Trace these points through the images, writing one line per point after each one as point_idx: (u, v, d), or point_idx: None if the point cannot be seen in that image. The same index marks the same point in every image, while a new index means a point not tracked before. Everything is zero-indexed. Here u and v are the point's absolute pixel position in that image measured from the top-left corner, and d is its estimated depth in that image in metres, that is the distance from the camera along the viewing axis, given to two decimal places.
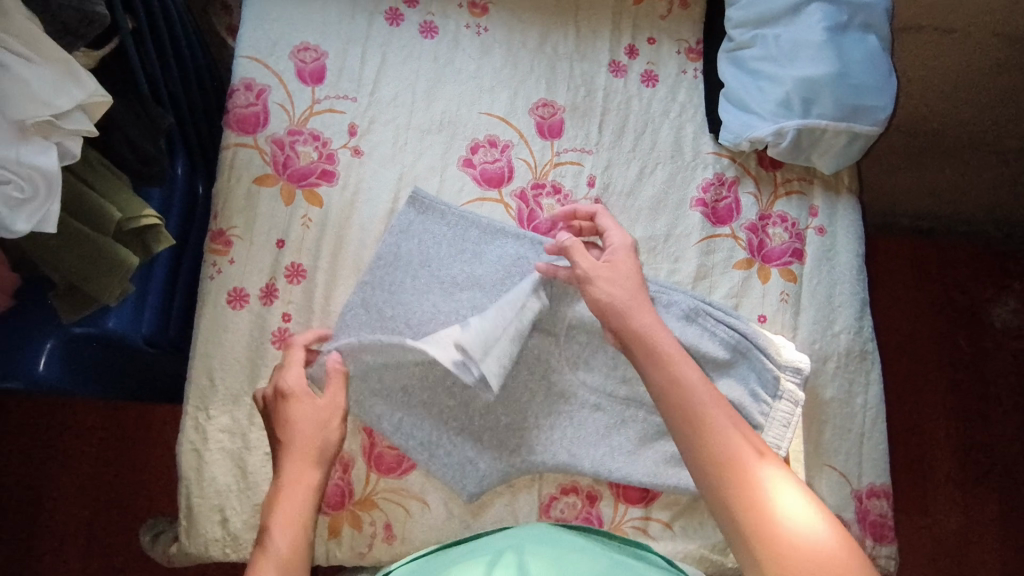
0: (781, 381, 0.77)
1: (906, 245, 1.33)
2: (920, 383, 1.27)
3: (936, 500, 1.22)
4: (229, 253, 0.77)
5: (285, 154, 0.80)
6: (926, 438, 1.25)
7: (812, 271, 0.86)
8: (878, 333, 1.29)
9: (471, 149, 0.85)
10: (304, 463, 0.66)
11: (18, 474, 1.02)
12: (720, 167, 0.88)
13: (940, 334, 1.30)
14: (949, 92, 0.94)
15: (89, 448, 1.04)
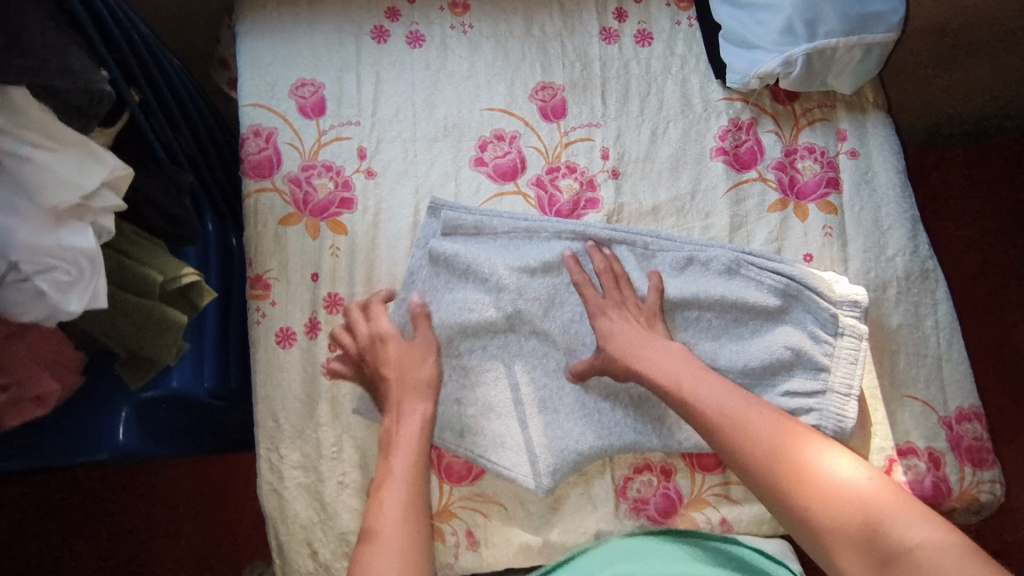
0: (840, 318, 0.74)
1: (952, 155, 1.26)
2: (997, 293, 1.20)
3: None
4: (270, 295, 0.80)
5: (303, 191, 0.82)
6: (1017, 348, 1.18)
7: (852, 198, 0.82)
8: (940, 250, 1.23)
9: (480, 147, 0.85)
10: (412, 410, 0.72)
11: (124, 538, 1.08)
12: (734, 113, 0.85)
13: (1006, 238, 1.22)
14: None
15: (182, 503, 1.10)
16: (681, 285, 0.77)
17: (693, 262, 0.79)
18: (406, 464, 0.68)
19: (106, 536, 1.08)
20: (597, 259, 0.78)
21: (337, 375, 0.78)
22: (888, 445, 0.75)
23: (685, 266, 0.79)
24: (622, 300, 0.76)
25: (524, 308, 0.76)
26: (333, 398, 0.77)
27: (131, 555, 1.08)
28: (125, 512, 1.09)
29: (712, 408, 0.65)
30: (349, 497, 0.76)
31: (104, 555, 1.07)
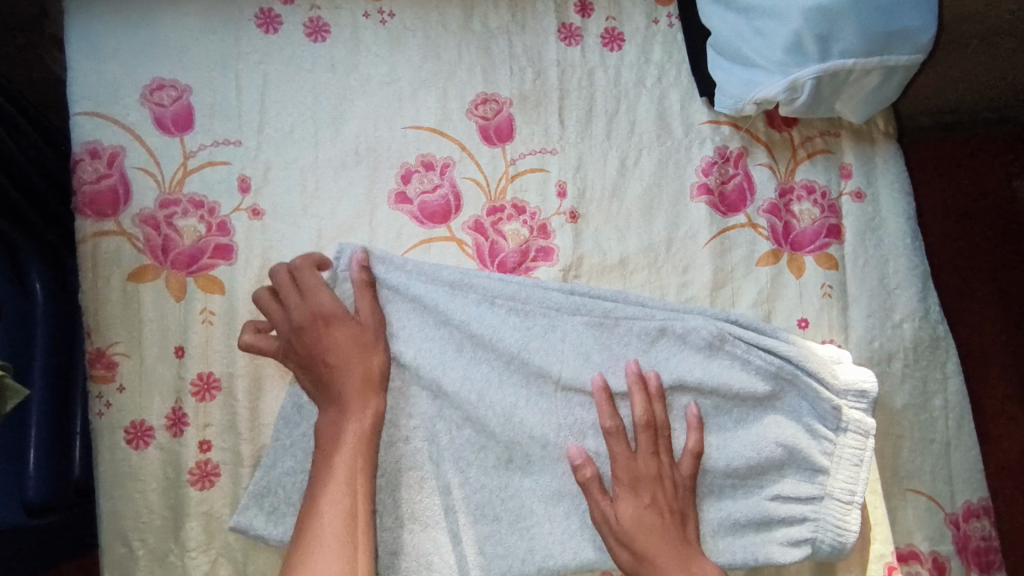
0: (844, 411, 0.60)
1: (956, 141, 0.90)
2: None
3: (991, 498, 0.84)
4: (117, 378, 0.60)
5: (163, 236, 0.61)
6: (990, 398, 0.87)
7: (856, 250, 0.68)
8: None
9: (402, 178, 0.66)
10: (361, 407, 0.57)
11: None
12: (721, 140, 0.69)
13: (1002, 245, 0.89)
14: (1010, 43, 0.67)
15: None
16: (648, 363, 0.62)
17: (670, 334, 0.63)
18: (348, 474, 0.55)
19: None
20: (639, 404, 0.60)
21: (211, 483, 0.59)
22: (887, 550, 0.63)
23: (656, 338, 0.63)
24: (660, 472, 0.60)
25: (453, 391, 0.61)
26: (206, 514, 0.59)
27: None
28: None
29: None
30: None
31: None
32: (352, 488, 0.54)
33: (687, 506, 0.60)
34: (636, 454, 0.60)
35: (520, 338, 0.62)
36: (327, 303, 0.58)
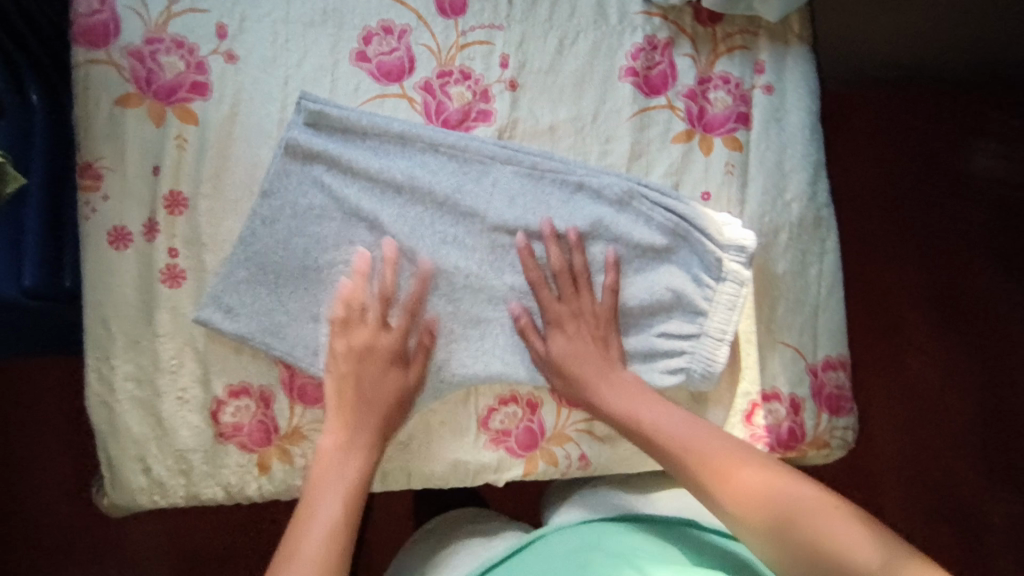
0: (724, 262, 0.70)
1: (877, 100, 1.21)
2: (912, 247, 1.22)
3: (882, 375, 1.19)
4: (101, 187, 0.69)
5: (147, 69, 0.70)
6: (898, 303, 1.20)
7: (759, 137, 0.78)
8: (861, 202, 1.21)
9: (364, 39, 0.74)
10: (347, 423, 0.69)
11: None
12: (651, 30, 0.77)
13: (914, 188, 1.22)
14: None
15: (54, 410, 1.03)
16: (561, 212, 0.72)
17: (585, 189, 0.73)
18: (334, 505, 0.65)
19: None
20: (553, 253, 0.71)
21: (179, 284, 0.70)
22: (753, 389, 0.75)
23: (574, 188, 0.73)
24: (579, 307, 0.72)
25: (393, 225, 0.72)
26: (174, 309, 0.70)
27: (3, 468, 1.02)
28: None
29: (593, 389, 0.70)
30: (190, 414, 0.70)
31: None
32: (340, 524, 0.64)
33: (608, 334, 0.72)
34: (558, 296, 0.72)
35: (461, 181, 0.72)
36: (299, 141, 0.70)
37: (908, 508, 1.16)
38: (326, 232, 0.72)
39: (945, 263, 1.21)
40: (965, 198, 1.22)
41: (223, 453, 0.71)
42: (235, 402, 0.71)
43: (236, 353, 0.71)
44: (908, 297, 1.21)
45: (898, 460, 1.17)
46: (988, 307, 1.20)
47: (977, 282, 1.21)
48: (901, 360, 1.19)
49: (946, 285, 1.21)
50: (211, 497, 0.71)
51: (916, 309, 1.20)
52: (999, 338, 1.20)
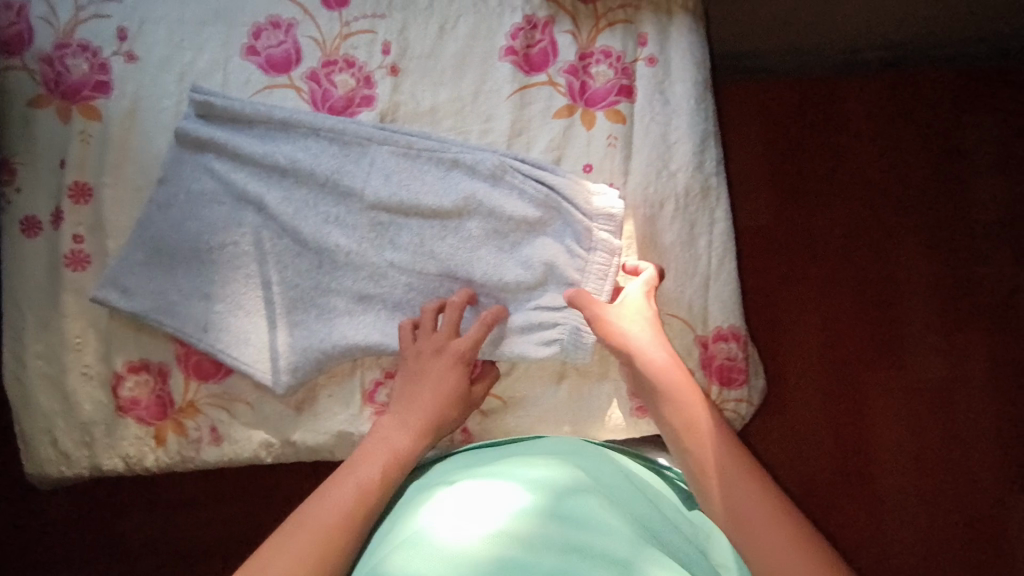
0: (593, 231, 0.70)
1: (859, 79, 1.08)
2: (883, 239, 1.06)
3: (881, 386, 1.03)
4: (15, 181, 0.76)
5: (56, 71, 0.77)
6: (876, 300, 1.04)
7: (642, 109, 0.77)
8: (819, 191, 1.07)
9: (254, 35, 0.79)
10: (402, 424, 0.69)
11: None
12: (530, 9, 0.79)
13: (897, 170, 1.07)
14: None
15: None
16: (436, 188, 0.75)
17: (460, 166, 0.75)
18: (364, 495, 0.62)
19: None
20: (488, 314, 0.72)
21: (83, 267, 0.76)
22: None
23: (449, 163, 0.75)
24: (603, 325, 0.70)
25: (278, 207, 0.76)
26: (78, 291, 0.75)
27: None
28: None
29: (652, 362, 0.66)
30: (94, 389, 0.75)
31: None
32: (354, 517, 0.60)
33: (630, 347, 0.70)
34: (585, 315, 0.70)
35: (342, 164, 0.76)
36: (190, 132, 0.76)
37: (909, 532, 1.01)
38: (215, 216, 0.76)
39: (956, 257, 1.05)
40: (975, 182, 1.06)
41: (122, 425, 0.75)
42: (134, 377, 0.75)
43: (135, 334, 0.76)
44: (914, 295, 1.04)
45: (905, 475, 1.01)
46: (978, 303, 1.04)
47: (1002, 274, 1.04)
48: (905, 366, 1.03)
49: (959, 278, 1.04)
50: (112, 468, 0.75)
51: (925, 310, 1.04)
52: (990, 340, 1.03)
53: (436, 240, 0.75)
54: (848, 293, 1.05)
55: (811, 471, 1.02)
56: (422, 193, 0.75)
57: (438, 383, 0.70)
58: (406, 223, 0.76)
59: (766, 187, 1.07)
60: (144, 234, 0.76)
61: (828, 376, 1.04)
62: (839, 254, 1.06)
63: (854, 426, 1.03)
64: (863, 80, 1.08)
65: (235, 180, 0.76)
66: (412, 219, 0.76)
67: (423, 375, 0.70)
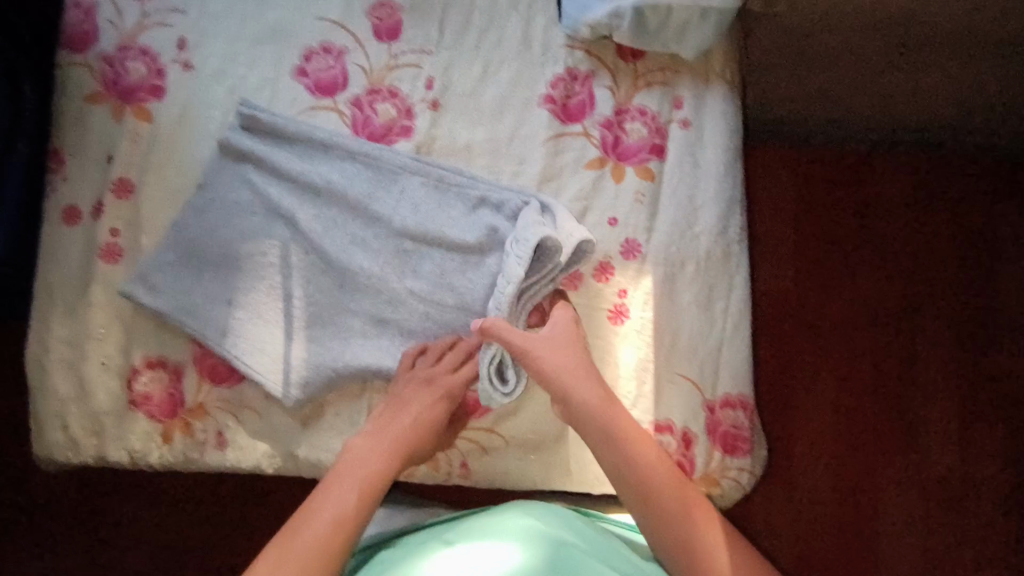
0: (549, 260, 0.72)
1: (894, 158, 1.15)
2: (908, 315, 1.11)
3: (891, 464, 1.07)
4: (63, 170, 0.79)
5: (115, 72, 0.80)
6: (898, 372, 1.10)
7: (671, 169, 0.79)
8: (851, 262, 1.12)
9: (304, 57, 0.81)
10: (365, 448, 0.72)
11: None
12: (573, 62, 0.81)
13: (928, 250, 1.13)
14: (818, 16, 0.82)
15: None
16: (462, 224, 0.77)
17: (488, 205, 0.77)
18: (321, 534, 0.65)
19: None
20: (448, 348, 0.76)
21: (115, 260, 0.78)
22: (644, 417, 0.75)
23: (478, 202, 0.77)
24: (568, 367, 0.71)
25: (308, 223, 0.78)
26: (107, 282, 0.78)
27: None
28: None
29: (633, 436, 0.69)
30: (109, 380, 0.77)
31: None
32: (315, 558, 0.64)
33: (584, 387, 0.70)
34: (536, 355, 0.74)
35: (375, 189, 0.78)
36: (232, 141, 0.78)
37: None
38: (248, 225, 0.78)
39: (976, 338, 1.11)
40: (999, 269, 1.12)
41: (132, 419, 0.77)
42: (150, 373, 0.77)
43: (158, 332, 0.78)
44: (934, 372, 1.10)
45: (911, 544, 1.06)
46: (994, 384, 1.09)
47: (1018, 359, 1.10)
48: (914, 447, 1.08)
49: (978, 360, 1.10)
50: (116, 460, 0.76)
51: (943, 387, 1.09)
52: (1001, 420, 1.08)
53: (454, 273, 0.76)
54: (868, 370, 1.09)
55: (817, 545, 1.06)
56: (447, 227, 0.77)
57: (409, 405, 0.73)
58: (429, 253, 0.77)
59: (800, 254, 1.13)
60: (178, 235, 0.78)
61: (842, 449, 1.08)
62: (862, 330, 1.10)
63: (870, 497, 1.07)
64: (896, 159, 1.15)
65: (270, 193, 0.78)
66: (432, 250, 0.77)
67: (404, 402, 0.74)
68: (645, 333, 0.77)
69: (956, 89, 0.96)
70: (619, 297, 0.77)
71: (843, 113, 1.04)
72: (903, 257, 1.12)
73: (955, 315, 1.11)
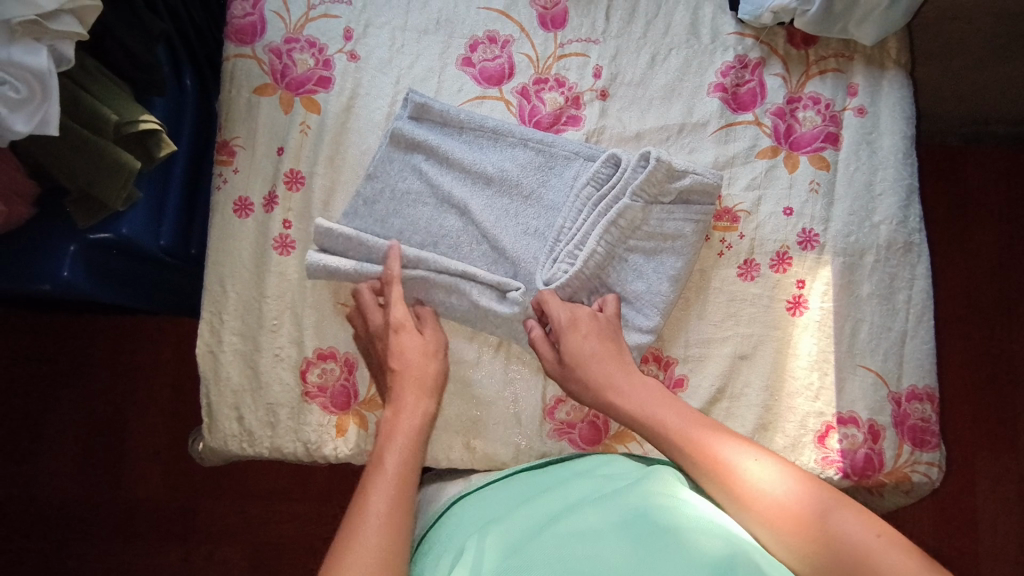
0: (652, 211, 0.73)
1: (996, 155, 1.22)
2: (1010, 305, 1.17)
3: (993, 458, 1.13)
4: (233, 162, 0.79)
5: (283, 63, 0.80)
6: (1000, 359, 1.16)
7: (849, 157, 0.78)
8: (957, 253, 1.20)
9: (470, 47, 0.82)
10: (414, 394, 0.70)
11: (100, 392, 1.10)
12: (742, 49, 0.81)
13: None
14: (964, 14, 0.87)
15: (165, 369, 1.11)
16: (650, 219, 0.74)
17: (676, 200, 0.74)
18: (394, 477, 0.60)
19: (68, 398, 1.10)
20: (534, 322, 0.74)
21: (288, 252, 0.78)
22: (827, 410, 0.74)
23: (667, 196, 0.73)
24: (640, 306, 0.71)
25: (482, 212, 0.76)
26: (280, 274, 0.78)
27: (97, 419, 1.10)
28: (84, 377, 1.10)
29: (728, 460, 0.60)
30: (283, 372, 0.77)
31: (74, 421, 1.10)
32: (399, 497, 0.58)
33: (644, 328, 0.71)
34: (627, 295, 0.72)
35: (549, 176, 0.77)
36: (405, 129, 0.77)
37: None
38: (420, 216, 0.77)
39: None
40: None
41: (307, 411, 0.76)
42: (322, 365, 0.77)
43: (329, 322, 0.77)
44: None
45: (1011, 525, 1.11)
46: None
47: None
48: (1017, 441, 1.13)
49: None
50: (292, 451, 0.76)
51: None
52: None
53: (630, 267, 0.75)
54: (969, 368, 1.16)
55: (995, 539, 1.11)
56: (637, 218, 0.73)
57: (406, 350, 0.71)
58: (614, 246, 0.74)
59: None
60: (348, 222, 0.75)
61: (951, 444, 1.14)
62: (958, 329, 1.17)
63: (969, 480, 1.12)
64: (998, 155, 1.22)
65: (440, 182, 0.77)
66: (613, 244, 0.73)
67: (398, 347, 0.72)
68: (826, 324, 0.75)
69: None
70: (798, 288, 0.76)
71: (963, 105, 1.08)
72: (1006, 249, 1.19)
73: None
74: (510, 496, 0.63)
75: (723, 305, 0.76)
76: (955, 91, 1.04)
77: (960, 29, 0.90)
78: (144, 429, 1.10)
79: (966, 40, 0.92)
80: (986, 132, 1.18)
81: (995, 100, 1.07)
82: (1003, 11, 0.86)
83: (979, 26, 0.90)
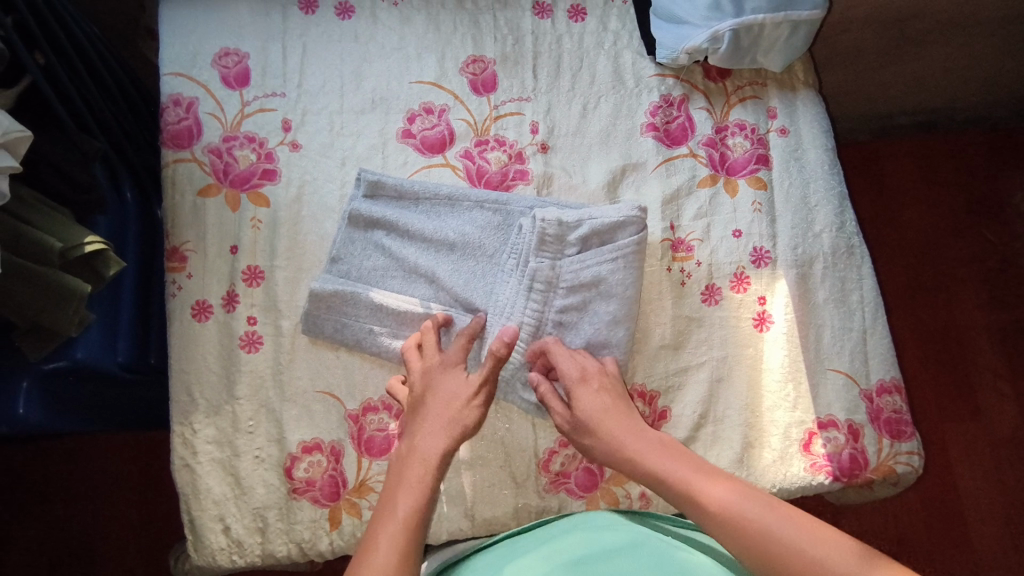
0: (555, 268, 0.72)
1: (910, 141, 1.31)
2: (950, 281, 1.24)
3: (963, 431, 1.18)
4: (186, 267, 0.77)
5: (224, 162, 0.80)
6: (952, 336, 1.22)
7: (781, 175, 0.83)
8: (893, 234, 1.27)
9: (408, 120, 0.84)
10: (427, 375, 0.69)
11: (62, 524, 1.03)
12: (665, 89, 0.86)
13: (959, 226, 1.27)
14: (857, 28, 0.95)
15: (131, 485, 1.05)
16: (563, 273, 0.72)
17: (584, 249, 0.73)
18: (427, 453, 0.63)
19: (31, 538, 1.03)
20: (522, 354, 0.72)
21: (256, 348, 0.76)
22: (807, 417, 0.76)
23: (570, 249, 0.73)
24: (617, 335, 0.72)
25: (449, 275, 0.76)
26: (250, 372, 0.76)
27: (66, 553, 1.03)
28: (48, 512, 1.03)
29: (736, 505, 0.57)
30: (266, 472, 0.74)
31: (41, 561, 1.02)
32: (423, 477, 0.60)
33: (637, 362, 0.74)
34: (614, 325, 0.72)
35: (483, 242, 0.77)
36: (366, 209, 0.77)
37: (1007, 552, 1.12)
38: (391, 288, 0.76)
39: (1014, 302, 1.23)
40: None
41: (296, 509, 0.73)
42: (308, 458, 0.74)
43: (309, 411, 0.75)
44: (979, 335, 1.22)
45: (992, 495, 1.15)
46: None
47: None
48: (982, 412, 1.18)
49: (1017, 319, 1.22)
50: (285, 555, 0.73)
51: (990, 349, 1.21)
52: None
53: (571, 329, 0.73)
54: (923, 349, 1.21)
55: (982, 513, 1.14)
56: (549, 277, 0.72)
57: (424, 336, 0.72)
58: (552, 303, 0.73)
59: None
60: (327, 301, 0.75)
61: (923, 427, 1.18)
62: (908, 314, 1.23)
63: (944, 455, 1.17)
64: (905, 140, 1.31)
65: (403, 253, 0.77)
66: (543, 297, 0.73)
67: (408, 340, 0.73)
68: (793, 335, 0.78)
69: (964, 73, 1.12)
70: (760, 304, 0.79)
71: (873, 102, 1.17)
72: (937, 229, 1.27)
73: (989, 280, 1.25)
74: (511, 548, 0.64)
75: (693, 332, 0.78)
76: (863, 89, 1.12)
77: (854, 39, 0.98)
78: (117, 556, 1.03)
79: (860, 49, 1.01)
80: (893, 124, 1.27)
81: (899, 95, 1.16)
82: (889, 20, 0.95)
83: (871, 37, 0.98)
